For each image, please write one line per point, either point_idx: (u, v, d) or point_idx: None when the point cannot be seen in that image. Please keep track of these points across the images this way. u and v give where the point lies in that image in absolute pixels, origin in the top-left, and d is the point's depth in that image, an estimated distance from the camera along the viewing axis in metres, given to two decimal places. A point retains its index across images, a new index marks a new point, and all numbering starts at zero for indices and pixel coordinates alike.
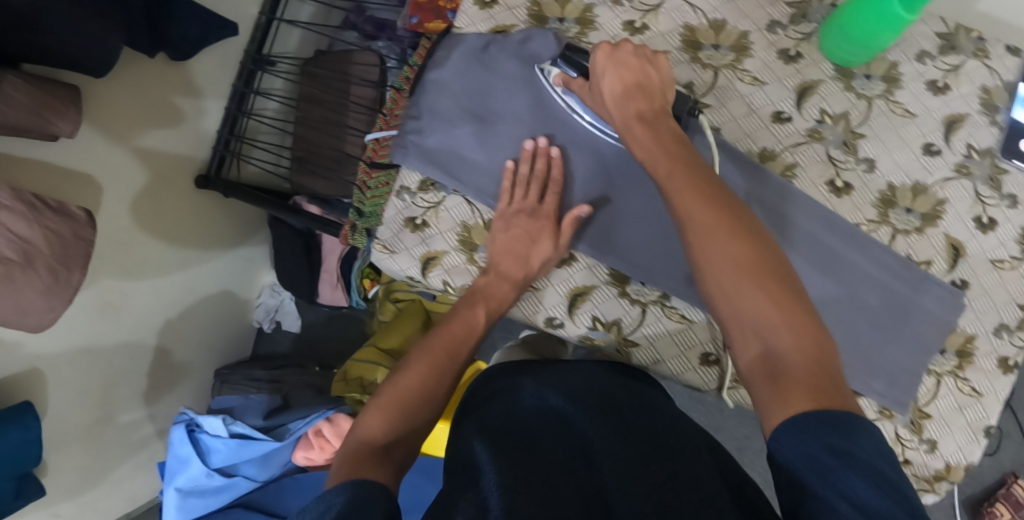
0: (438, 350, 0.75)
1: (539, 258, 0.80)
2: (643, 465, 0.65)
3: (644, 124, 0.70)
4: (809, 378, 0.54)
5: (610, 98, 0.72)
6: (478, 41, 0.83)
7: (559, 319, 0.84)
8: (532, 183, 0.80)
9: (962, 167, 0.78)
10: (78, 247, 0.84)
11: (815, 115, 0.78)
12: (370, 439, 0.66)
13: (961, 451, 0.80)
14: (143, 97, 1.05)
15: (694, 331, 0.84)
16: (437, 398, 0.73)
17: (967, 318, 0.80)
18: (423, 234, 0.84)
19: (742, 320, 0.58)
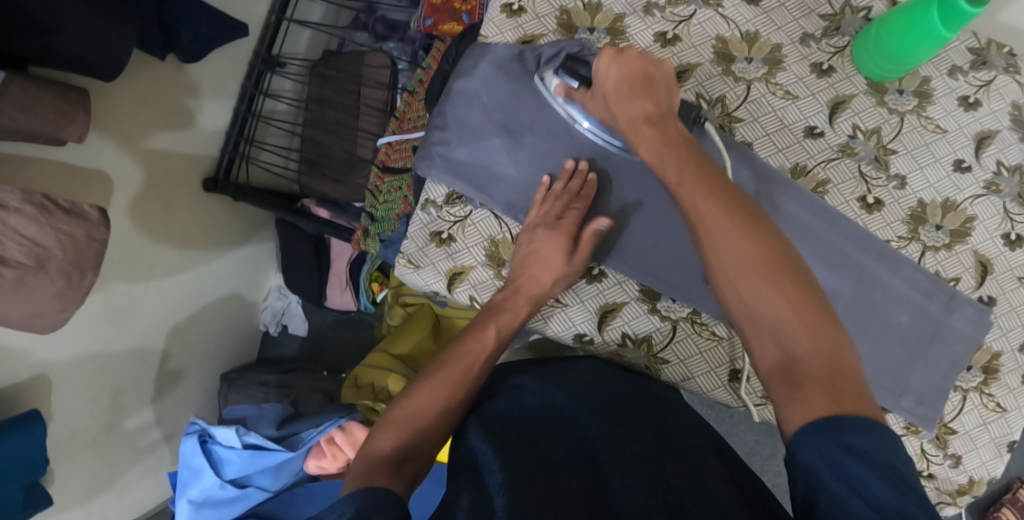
0: (453, 373, 0.74)
1: (553, 274, 0.79)
2: (643, 470, 0.66)
3: (651, 125, 0.69)
4: (827, 373, 0.54)
5: (615, 98, 0.70)
6: (505, 50, 0.81)
7: (588, 335, 0.85)
8: (561, 198, 0.79)
9: (992, 184, 0.78)
10: (90, 250, 0.79)
11: (847, 130, 0.77)
12: (384, 455, 0.65)
13: (985, 466, 0.80)
14: (152, 98, 1.03)
15: (725, 348, 0.83)
16: (450, 415, 0.72)
17: (994, 335, 0.80)
18: (450, 249, 0.84)
19: (761, 321, 0.58)
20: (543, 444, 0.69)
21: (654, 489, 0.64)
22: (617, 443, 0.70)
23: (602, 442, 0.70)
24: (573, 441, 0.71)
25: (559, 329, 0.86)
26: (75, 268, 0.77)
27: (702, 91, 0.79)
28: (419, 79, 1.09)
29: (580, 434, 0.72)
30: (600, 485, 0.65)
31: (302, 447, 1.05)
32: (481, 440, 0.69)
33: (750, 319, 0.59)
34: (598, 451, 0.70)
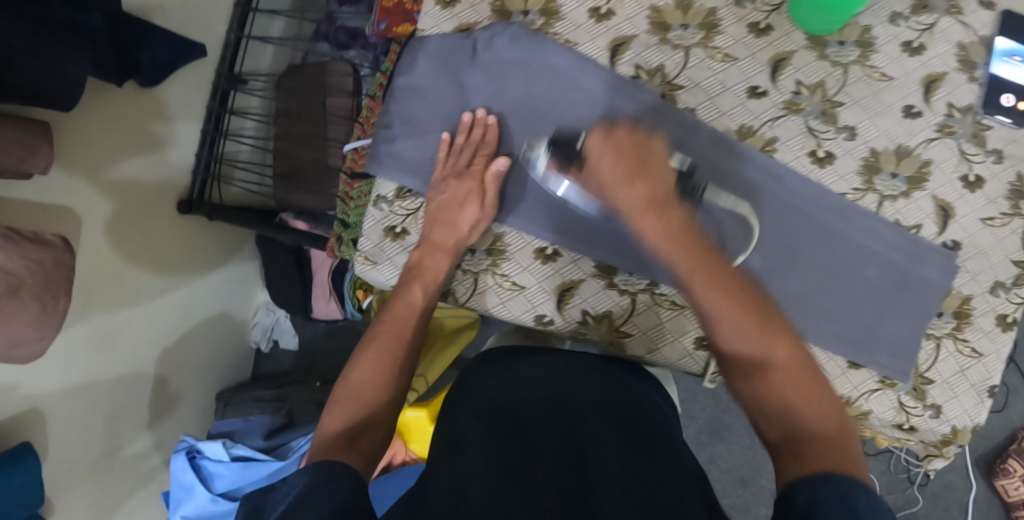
0: (387, 339, 0.74)
1: (467, 222, 0.79)
2: (637, 459, 0.68)
3: (655, 211, 0.66)
4: (828, 441, 0.57)
5: (612, 182, 0.68)
6: (442, 40, 0.81)
7: (549, 316, 0.84)
8: (465, 151, 0.79)
9: (944, 126, 0.77)
10: (59, 275, 0.85)
11: (790, 87, 0.77)
12: (331, 433, 0.66)
13: (968, 414, 0.79)
14: (117, 127, 1.04)
15: (686, 317, 0.84)
16: (390, 384, 0.72)
17: (963, 280, 0.79)
18: (404, 241, 0.81)
19: (773, 418, 0.61)
20: (530, 436, 0.73)
21: (646, 479, 0.65)
22: (615, 432, 0.72)
23: (598, 430, 0.73)
24: (563, 427, 0.74)
25: (521, 312, 0.85)
26: (48, 293, 0.82)
27: (640, 62, 0.78)
28: (378, 84, 1.10)
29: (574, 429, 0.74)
30: (595, 476, 0.67)
31: (293, 455, 1.05)
32: (473, 428, 0.73)
33: (765, 416, 0.61)
34: (590, 447, 0.71)
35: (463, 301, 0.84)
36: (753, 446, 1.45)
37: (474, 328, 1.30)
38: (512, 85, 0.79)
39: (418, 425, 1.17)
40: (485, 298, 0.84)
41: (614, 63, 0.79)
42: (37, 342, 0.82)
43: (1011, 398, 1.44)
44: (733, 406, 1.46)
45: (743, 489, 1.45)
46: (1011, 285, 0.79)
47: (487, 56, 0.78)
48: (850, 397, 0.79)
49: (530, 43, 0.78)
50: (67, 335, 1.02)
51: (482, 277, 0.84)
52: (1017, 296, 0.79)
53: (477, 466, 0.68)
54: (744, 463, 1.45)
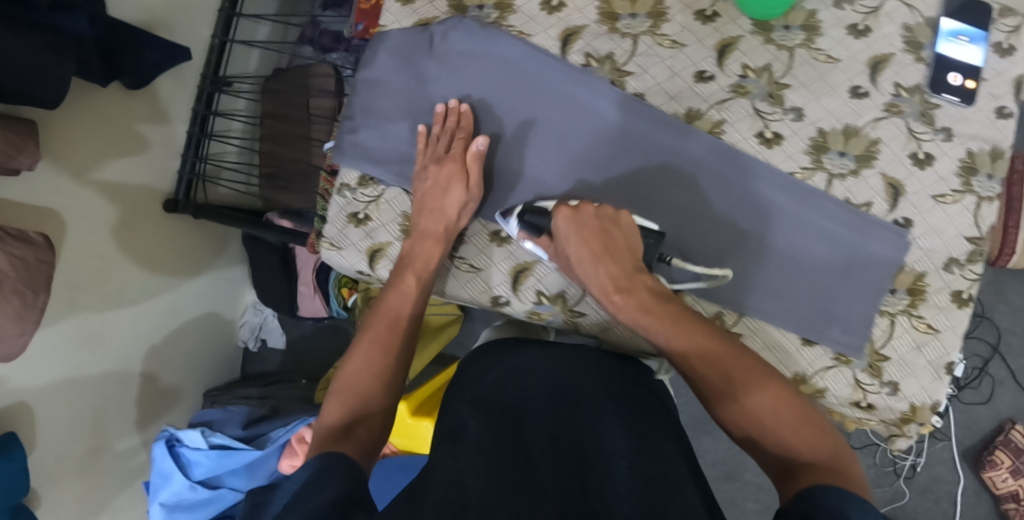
0: (382, 330, 0.76)
1: (454, 207, 0.80)
2: (639, 451, 0.72)
3: (622, 292, 0.73)
4: (822, 464, 0.62)
5: (582, 264, 0.75)
6: (400, 34, 0.83)
7: (505, 297, 0.86)
8: (443, 138, 0.81)
9: (892, 105, 0.79)
10: (42, 269, 0.88)
11: (737, 70, 0.79)
12: (329, 425, 0.68)
13: (926, 391, 0.80)
14: (104, 130, 1.08)
15: None
16: (386, 373, 0.73)
17: (916, 257, 0.80)
18: (367, 227, 0.83)
19: (768, 458, 0.66)
20: (528, 430, 0.75)
21: (648, 469, 0.70)
22: (619, 424, 0.76)
23: (603, 423, 0.76)
24: (564, 422, 0.76)
25: (478, 294, 0.87)
26: (29, 288, 0.86)
27: (590, 51, 0.81)
28: None
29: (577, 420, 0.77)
30: (598, 467, 0.71)
31: (271, 445, 1.08)
32: (472, 419, 0.76)
33: (762, 457, 0.67)
34: (592, 439, 0.75)
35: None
36: None
37: (457, 324, 1.35)
38: (471, 76, 0.81)
39: (399, 419, 1.19)
40: (440, 282, 0.88)
41: (565, 53, 0.81)
42: (18, 337, 0.85)
43: (998, 388, 1.45)
44: None
45: (730, 484, 1.46)
46: (965, 262, 0.80)
47: (444, 47, 0.81)
48: (806, 374, 0.81)
49: (484, 33, 0.81)
50: (52, 331, 1.05)
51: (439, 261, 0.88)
52: (971, 272, 0.80)
53: (474, 456, 0.70)
54: (730, 457, 1.46)
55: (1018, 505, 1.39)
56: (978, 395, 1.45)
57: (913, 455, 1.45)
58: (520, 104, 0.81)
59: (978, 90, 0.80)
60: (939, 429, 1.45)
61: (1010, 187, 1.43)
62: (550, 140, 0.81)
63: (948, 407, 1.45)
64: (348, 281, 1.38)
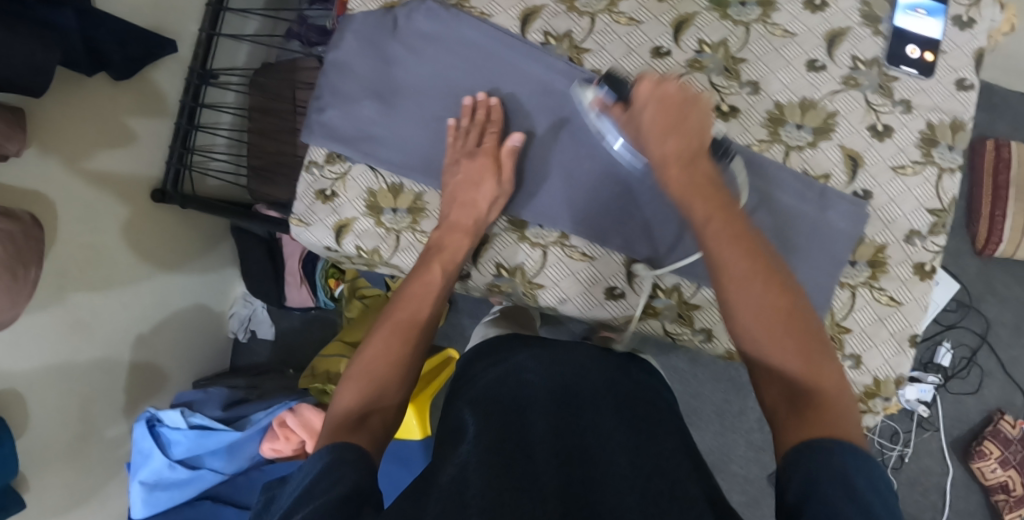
0: (401, 322, 0.77)
1: (485, 199, 0.84)
2: (640, 447, 0.74)
3: (680, 164, 0.75)
4: (824, 401, 0.63)
5: (649, 132, 0.77)
6: (365, 18, 0.87)
7: (466, 269, 0.91)
8: (472, 130, 0.84)
9: (850, 78, 0.82)
10: (31, 247, 0.92)
11: (693, 45, 0.84)
12: (343, 409, 0.69)
13: (889, 364, 0.81)
14: (93, 119, 1.10)
15: (596, 267, 0.89)
16: (405, 361, 0.75)
17: (875, 228, 0.81)
18: (333, 203, 0.86)
19: (772, 366, 0.66)
20: (530, 426, 0.76)
21: (648, 464, 0.72)
22: (622, 421, 0.78)
23: (603, 419, 0.78)
24: (568, 416, 0.79)
25: None
26: (18, 263, 0.88)
27: (549, 29, 0.86)
28: None
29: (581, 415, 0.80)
30: (596, 458, 0.73)
31: (251, 428, 1.11)
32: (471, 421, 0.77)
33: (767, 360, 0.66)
34: (595, 433, 0.77)
35: (385, 258, 0.86)
36: (724, 432, 1.46)
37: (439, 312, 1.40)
38: (433, 56, 0.85)
39: None
40: (403, 256, 0.88)
41: (524, 32, 0.86)
42: (9, 309, 0.87)
43: (985, 379, 1.46)
44: (702, 391, 1.46)
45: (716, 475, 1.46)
46: (927, 234, 0.81)
47: (407, 28, 0.85)
48: None
49: (442, 13, 0.84)
50: (41, 316, 1.06)
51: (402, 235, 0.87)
52: (933, 244, 0.81)
53: (476, 450, 0.72)
54: (716, 448, 1.46)
55: (1007, 496, 1.40)
56: (966, 385, 1.46)
57: (899, 446, 1.45)
58: (479, 82, 0.86)
59: (937, 63, 0.83)
60: (928, 420, 1.46)
61: (995, 175, 1.42)
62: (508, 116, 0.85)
63: (936, 398, 1.45)
64: (335, 272, 1.43)
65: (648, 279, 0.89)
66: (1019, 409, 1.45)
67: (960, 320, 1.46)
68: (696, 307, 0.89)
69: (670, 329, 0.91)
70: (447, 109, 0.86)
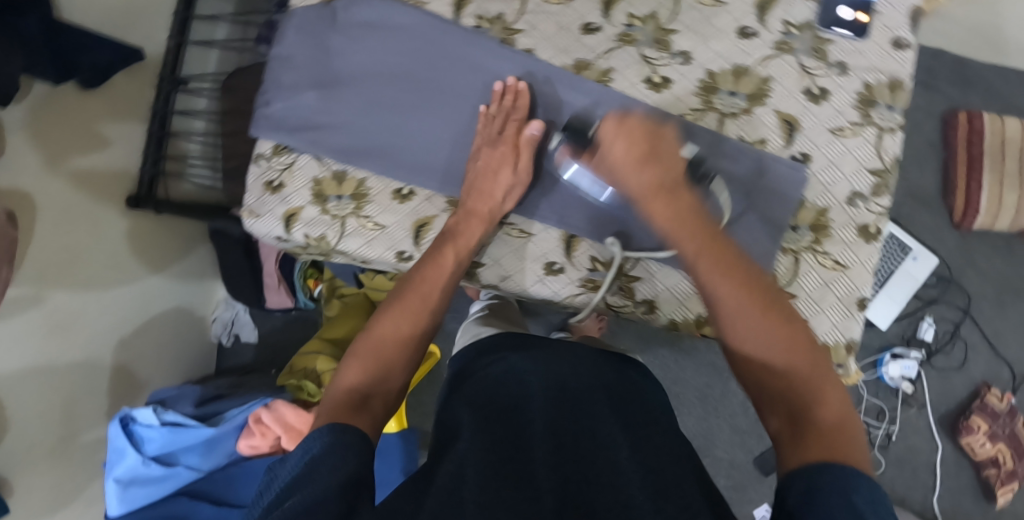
0: (411, 309, 0.80)
1: (502, 188, 0.85)
2: (641, 447, 0.75)
3: (664, 195, 0.75)
4: (829, 428, 0.63)
5: (625, 164, 0.76)
6: (305, 12, 0.90)
7: (408, 252, 0.88)
8: (498, 118, 0.86)
9: (783, 43, 0.86)
10: (4, 240, 0.91)
11: (623, 20, 0.88)
12: (348, 386, 0.72)
13: (839, 329, 0.84)
14: (69, 125, 1.11)
15: (535, 244, 0.91)
16: (410, 344, 0.78)
17: (816, 193, 0.85)
18: (280, 193, 0.87)
19: (778, 400, 0.66)
20: (527, 427, 0.77)
21: (648, 463, 0.73)
22: (624, 423, 0.79)
23: (605, 417, 0.79)
24: (570, 417, 0.79)
25: (382, 253, 0.88)
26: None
27: (481, 13, 0.89)
28: None
29: (583, 411, 0.80)
30: (599, 454, 0.74)
31: (225, 424, 1.13)
32: (468, 420, 0.77)
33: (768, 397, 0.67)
34: (598, 430, 0.78)
35: (332, 244, 0.87)
36: (707, 416, 1.45)
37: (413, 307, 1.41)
38: (371, 44, 0.88)
39: None
40: (348, 241, 0.87)
41: (458, 16, 0.89)
42: None
43: (970, 353, 1.44)
44: (683, 377, 1.45)
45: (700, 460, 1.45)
46: (869, 196, 0.85)
47: (346, 18, 0.88)
48: None
49: (382, 4, 0.88)
50: (20, 319, 1.06)
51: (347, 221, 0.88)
52: (876, 206, 0.84)
53: (475, 450, 0.73)
54: (700, 434, 1.45)
55: (998, 470, 1.37)
56: (951, 360, 1.44)
57: (885, 424, 1.43)
58: (415, 63, 0.88)
59: (872, 23, 0.87)
60: (913, 397, 1.44)
61: (969, 147, 1.41)
62: (444, 97, 0.87)
63: (920, 374, 1.44)
64: (313, 272, 1.45)
65: (587, 253, 0.91)
66: (1005, 382, 1.44)
67: (942, 295, 1.44)
68: (638, 279, 0.91)
69: (612, 303, 0.92)
70: (386, 94, 0.87)
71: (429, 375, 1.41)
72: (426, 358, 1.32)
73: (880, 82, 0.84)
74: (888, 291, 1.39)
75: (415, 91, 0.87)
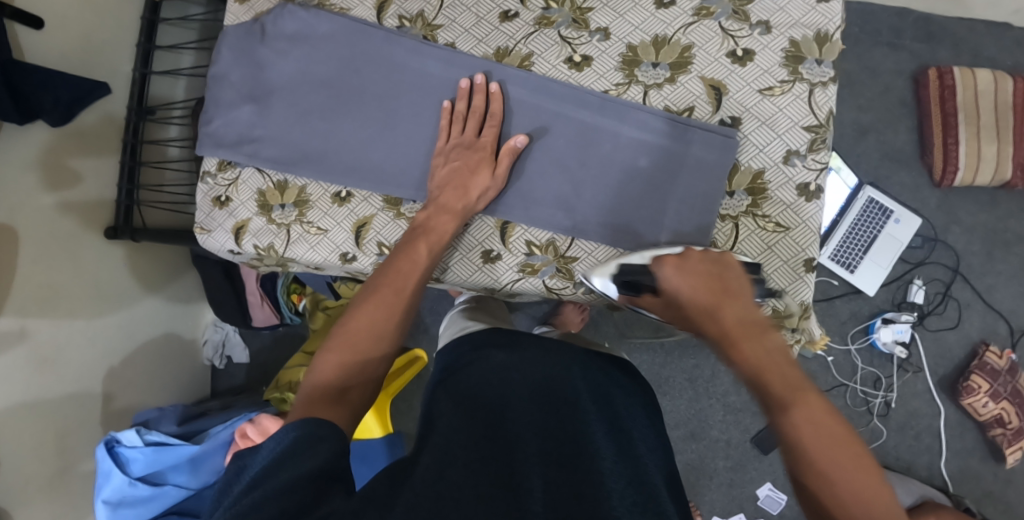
0: (386, 301, 0.81)
1: (477, 188, 0.88)
2: (631, 458, 0.73)
3: (749, 340, 0.71)
4: None
5: (694, 307, 0.75)
6: (235, 30, 0.96)
7: (350, 252, 0.93)
8: (470, 117, 0.90)
9: (701, 9, 0.90)
10: None
11: (540, 4, 0.93)
12: (326, 378, 0.74)
13: (788, 292, 0.88)
14: (38, 164, 1.13)
15: (471, 234, 0.93)
16: (387, 336, 0.80)
17: (751, 155, 0.89)
18: (227, 207, 0.96)
19: None
20: (511, 426, 0.73)
21: (631, 473, 0.71)
22: (610, 428, 0.77)
23: (589, 422, 0.76)
24: (554, 419, 0.75)
25: (327, 254, 0.94)
26: None
27: (402, 13, 0.95)
28: None
29: (568, 414, 0.76)
30: (588, 462, 0.71)
31: (210, 442, 1.15)
32: (449, 413, 0.74)
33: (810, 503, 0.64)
34: (585, 435, 0.74)
35: (280, 252, 0.95)
36: (698, 398, 1.43)
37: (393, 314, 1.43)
38: (297, 54, 0.94)
39: None
40: (294, 247, 0.94)
41: (381, 19, 0.95)
42: None
43: (964, 311, 1.41)
44: (670, 360, 1.44)
45: (696, 443, 1.43)
46: (806, 153, 0.88)
47: (272, 32, 0.94)
48: None
49: (304, 15, 0.93)
50: (5, 356, 1.07)
51: (293, 228, 0.95)
52: (813, 162, 0.88)
53: (455, 448, 0.69)
54: (692, 416, 1.44)
55: (1004, 430, 1.33)
56: (945, 320, 1.41)
57: (882, 391, 1.40)
58: (341, 69, 0.93)
59: None
60: (909, 361, 1.41)
61: (942, 103, 1.38)
62: (370, 99, 0.93)
63: (914, 337, 1.41)
64: (296, 287, 1.46)
65: (522, 238, 0.92)
66: (1003, 338, 1.40)
67: (929, 255, 1.42)
68: (576, 260, 0.91)
69: (552, 286, 0.92)
70: (316, 101, 0.94)
71: (415, 379, 1.42)
72: (412, 363, 1.32)
73: (805, 37, 0.87)
74: (872, 256, 1.36)
75: (341, 97, 0.93)
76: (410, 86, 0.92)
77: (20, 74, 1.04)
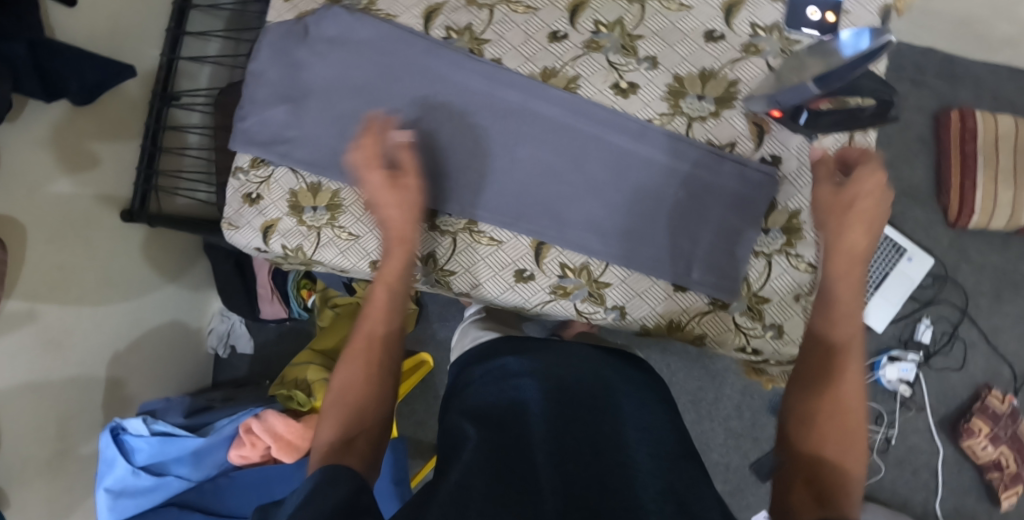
0: (359, 352, 0.80)
1: (389, 204, 0.86)
2: (659, 458, 0.72)
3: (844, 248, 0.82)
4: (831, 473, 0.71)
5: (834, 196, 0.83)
6: (278, 28, 0.96)
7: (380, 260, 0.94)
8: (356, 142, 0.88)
9: (750, 46, 0.91)
10: None
11: (590, 27, 0.93)
12: (329, 438, 0.73)
13: None
14: (60, 145, 1.12)
15: (504, 251, 0.93)
16: (375, 381, 0.79)
17: (788, 194, 0.90)
18: (257, 205, 0.96)
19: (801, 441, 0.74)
20: (532, 428, 0.73)
21: (667, 471, 0.71)
22: (643, 425, 0.76)
23: (620, 427, 0.75)
24: (582, 424, 0.75)
25: (357, 261, 0.95)
26: None
27: (450, 24, 0.95)
28: None
29: (600, 418, 0.76)
30: (622, 463, 0.71)
31: (214, 435, 1.15)
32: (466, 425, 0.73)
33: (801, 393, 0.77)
34: (623, 437, 0.74)
35: (308, 254, 0.95)
36: (700, 421, 1.44)
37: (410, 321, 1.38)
38: (338, 58, 0.93)
39: None
40: (324, 250, 0.95)
41: (428, 28, 0.95)
42: None
43: (969, 353, 1.42)
44: (676, 381, 1.45)
45: None
46: None
47: (315, 34, 0.94)
48: (684, 317, 0.92)
49: (348, 20, 0.94)
50: (14, 335, 1.06)
51: (323, 231, 0.95)
52: None
53: (474, 459, 0.68)
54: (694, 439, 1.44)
55: (1001, 474, 1.34)
56: (950, 361, 1.42)
57: (883, 427, 1.42)
58: (382, 78, 0.93)
59: (840, 22, 0.90)
60: (911, 399, 1.42)
61: (962, 145, 1.38)
62: (411, 108, 0.92)
63: (918, 376, 1.42)
64: (306, 283, 1.44)
65: (556, 260, 0.92)
66: (1006, 381, 1.41)
67: (938, 295, 1.43)
68: (607, 285, 0.92)
69: (583, 309, 0.93)
70: (354, 105, 0.93)
71: (421, 384, 1.42)
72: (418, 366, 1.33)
73: None
74: (883, 293, 1.37)
75: (381, 105, 0.93)
76: (452, 101, 0.93)
77: (46, 55, 1.02)
